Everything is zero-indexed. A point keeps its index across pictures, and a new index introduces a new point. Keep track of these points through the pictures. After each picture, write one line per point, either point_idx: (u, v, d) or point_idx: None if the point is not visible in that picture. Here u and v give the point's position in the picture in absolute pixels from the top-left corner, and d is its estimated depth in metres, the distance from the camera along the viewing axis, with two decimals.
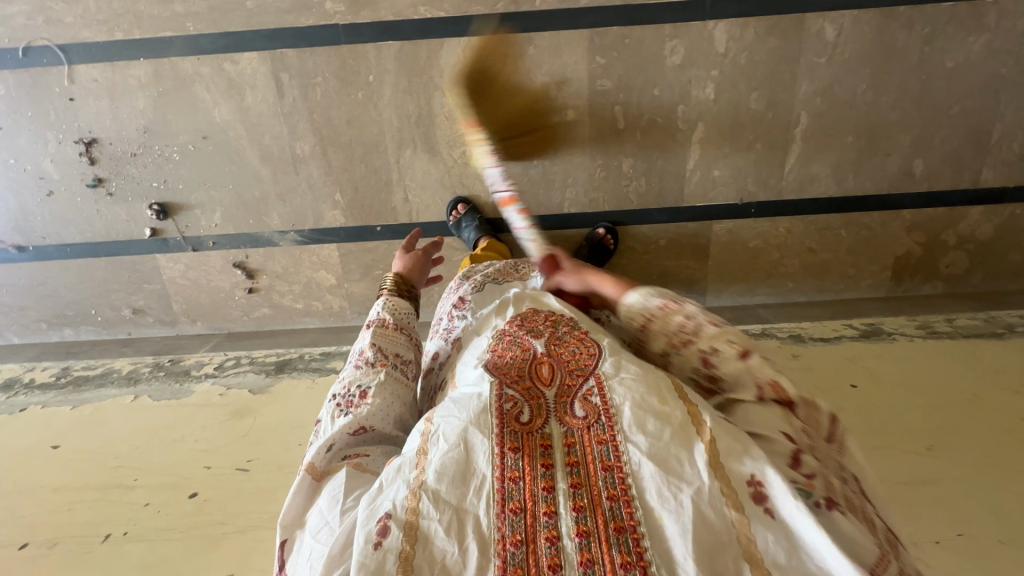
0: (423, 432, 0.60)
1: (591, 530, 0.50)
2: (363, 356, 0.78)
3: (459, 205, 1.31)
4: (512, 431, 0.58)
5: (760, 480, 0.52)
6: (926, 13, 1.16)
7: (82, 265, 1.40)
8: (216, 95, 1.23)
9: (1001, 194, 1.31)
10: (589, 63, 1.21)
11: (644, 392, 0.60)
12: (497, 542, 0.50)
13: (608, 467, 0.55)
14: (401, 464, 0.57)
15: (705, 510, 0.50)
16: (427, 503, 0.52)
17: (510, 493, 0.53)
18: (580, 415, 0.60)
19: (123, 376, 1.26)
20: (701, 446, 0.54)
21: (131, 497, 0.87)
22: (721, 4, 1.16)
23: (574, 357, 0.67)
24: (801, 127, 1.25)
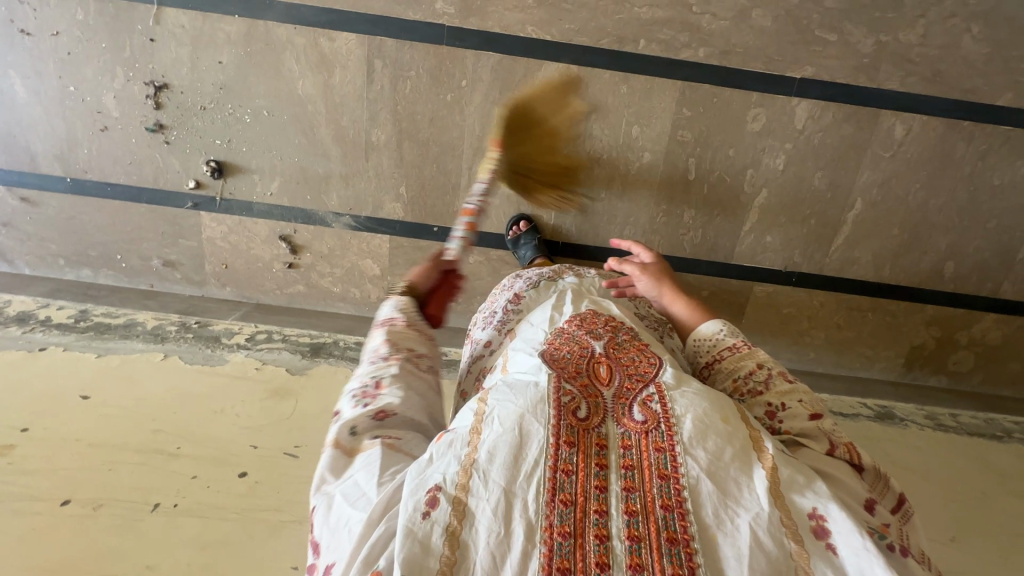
0: (477, 412, 0.51)
1: (642, 535, 0.43)
2: (375, 352, 0.64)
3: (521, 222, 1.33)
4: (568, 424, 0.50)
5: (821, 513, 0.45)
6: (987, 131, 1.25)
7: (119, 208, 1.34)
8: (303, 67, 1.21)
9: (1015, 306, 1.42)
10: (675, 113, 1.24)
11: (708, 407, 0.51)
12: (545, 530, 0.43)
13: (665, 476, 0.46)
14: (454, 439, 0.48)
15: (763, 540, 0.43)
16: (478, 482, 0.45)
17: (561, 483, 0.45)
18: (639, 419, 0.52)
19: (148, 332, 1.21)
20: (760, 472, 0.46)
21: (178, 467, 0.86)
22: (809, 84, 1.22)
23: (635, 364, 0.60)
24: (854, 211, 1.33)
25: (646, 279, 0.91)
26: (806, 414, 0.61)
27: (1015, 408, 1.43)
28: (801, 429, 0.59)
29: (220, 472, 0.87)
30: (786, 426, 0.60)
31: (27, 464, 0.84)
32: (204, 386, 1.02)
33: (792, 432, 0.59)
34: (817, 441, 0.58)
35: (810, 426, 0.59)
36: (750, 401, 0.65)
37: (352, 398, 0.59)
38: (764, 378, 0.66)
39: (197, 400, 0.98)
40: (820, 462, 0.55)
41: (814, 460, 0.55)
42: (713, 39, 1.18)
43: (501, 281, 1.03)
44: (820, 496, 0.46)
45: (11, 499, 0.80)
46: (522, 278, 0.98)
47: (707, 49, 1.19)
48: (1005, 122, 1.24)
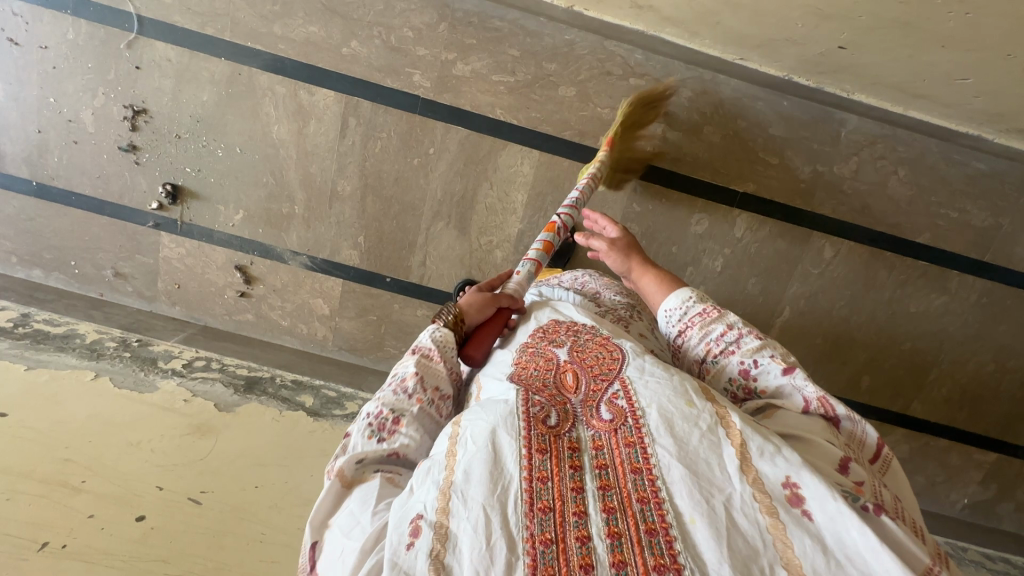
0: (451, 435, 0.57)
1: (621, 530, 0.48)
2: (403, 382, 0.68)
3: (467, 287, 1.36)
4: (539, 433, 0.56)
5: (794, 480, 0.50)
6: (906, 263, 1.36)
7: (81, 217, 1.36)
8: (281, 114, 1.27)
9: (922, 423, 1.51)
10: (626, 206, 1.32)
11: (670, 395, 0.58)
12: (527, 541, 0.47)
13: (636, 469, 0.53)
14: (431, 466, 0.54)
15: (737, 518, 0.48)
16: (457, 504, 0.49)
17: (538, 492, 0.50)
18: (606, 418, 0.59)
19: (85, 346, 1.23)
20: (731, 451, 0.53)
21: (76, 503, 0.87)
22: (750, 199, 1.31)
23: (599, 364, 0.66)
24: (782, 317, 1.41)
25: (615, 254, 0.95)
26: (778, 368, 0.69)
27: None
28: (774, 387, 0.70)
29: (118, 513, 0.88)
30: (761, 384, 0.71)
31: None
32: (125, 416, 1.04)
33: (767, 393, 0.70)
34: (791, 402, 0.67)
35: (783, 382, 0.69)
36: (722, 362, 0.75)
37: (367, 429, 0.64)
38: (733, 339, 0.74)
39: (114, 430, 1.00)
40: (794, 431, 0.63)
41: (789, 429, 0.63)
42: (666, 146, 1.28)
43: None
44: (790, 464, 0.51)
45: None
46: (493, 304, 0.99)
47: (659, 154, 1.28)
48: (923, 257, 1.35)
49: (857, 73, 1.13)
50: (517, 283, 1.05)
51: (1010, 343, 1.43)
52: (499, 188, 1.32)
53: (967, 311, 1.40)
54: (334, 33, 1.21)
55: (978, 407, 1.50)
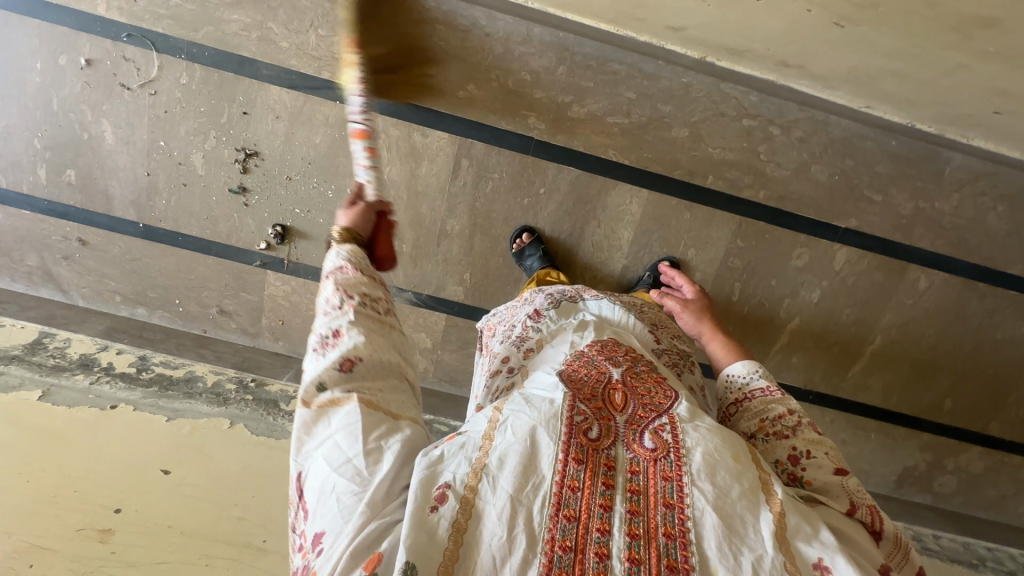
0: (490, 418, 0.55)
1: (642, 558, 0.47)
2: (330, 300, 0.62)
3: (524, 234, 1.31)
4: (579, 442, 0.54)
5: (827, 564, 0.49)
6: (996, 293, 1.40)
7: (187, 257, 1.37)
8: (393, 155, 1.28)
9: (998, 441, 1.57)
10: (729, 242, 1.35)
11: (718, 444, 0.55)
12: (547, 541, 0.46)
13: (669, 504, 0.50)
14: (466, 441, 0.52)
15: None
16: (487, 488, 0.49)
17: (567, 500, 0.49)
18: (648, 446, 0.56)
19: (208, 390, 1.24)
20: (769, 516, 0.50)
21: (263, 563, 0.92)
22: (851, 233, 1.34)
23: (651, 395, 0.64)
24: (872, 345, 1.46)
25: (688, 314, 0.99)
26: (831, 467, 0.65)
27: (987, 532, 1.58)
28: (823, 482, 0.64)
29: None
30: (808, 475, 0.64)
31: (128, 553, 0.89)
32: (277, 464, 1.07)
33: (813, 483, 0.64)
34: (837, 500, 0.62)
35: (833, 480, 0.64)
36: (774, 443, 0.70)
37: (314, 354, 0.59)
38: (792, 424, 0.71)
39: (275, 480, 1.03)
40: (836, 521, 0.59)
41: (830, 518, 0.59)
42: (773, 184, 1.30)
43: (520, 297, 1.09)
44: (825, 548, 0.50)
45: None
46: (544, 297, 1.02)
47: (766, 192, 1.31)
48: (1014, 287, 1.40)
49: (992, 126, 1.17)
50: (575, 288, 1.06)
51: None
52: (606, 226, 1.34)
53: None
54: (452, 77, 1.21)
55: None
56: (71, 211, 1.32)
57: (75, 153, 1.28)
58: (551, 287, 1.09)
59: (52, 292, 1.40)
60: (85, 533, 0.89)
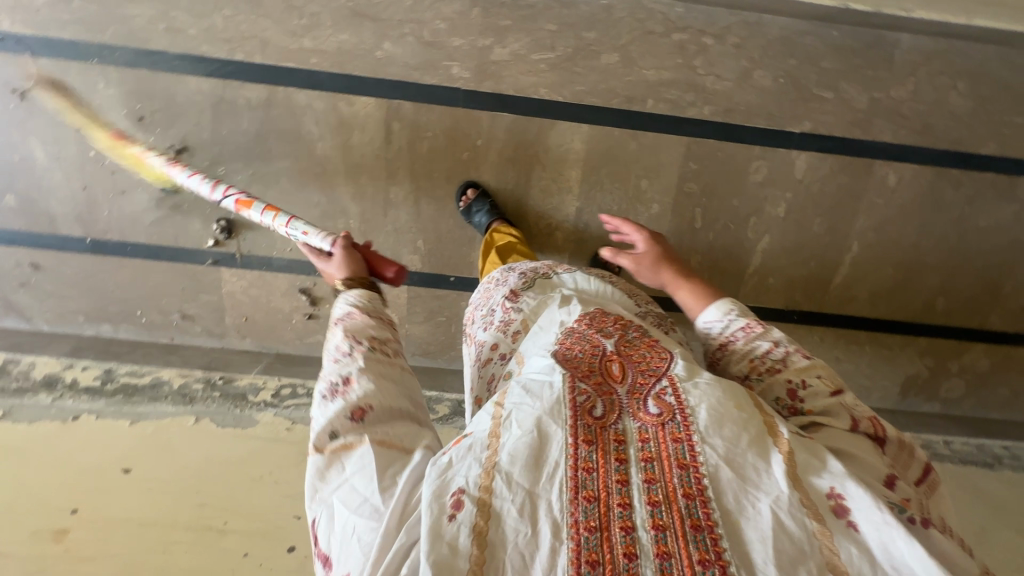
0: (495, 416, 0.60)
1: (666, 523, 0.51)
2: (341, 348, 0.69)
3: (469, 190, 1.28)
4: (585, 421, 0.58)
5: (840, 492, 0.54)
6: (972, 178, 1.33)
7: (140, 266, 1.36)
8: (323, 129, 1.25)
9: (1002, 336, 1.50)
10: (682, 166, 1.30)
11: (722, 396, 0.59)
12: (571, 526, 0.51)
13: (683, 465, 0.55)
14: (472, 443, 0.58)
15: (785, 519, 0.51)
16: (501, 484, 0.54)
17: (583, 482, 0.54)
18: (653, 412, 0.60)
19: (176, 392, 1.23)
20: (780, 457, 0.55)
21: (226, 543, 0.95)
22: (808, 138, 1.28)
23: (646, 360, 0.66)
24: (851, 253, 1.40)
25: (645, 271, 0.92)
26: (828, 389, 0.65)
27: (1003, 432, 1.51)
28: (823, 407, 0.64)
29: (271, 548, 0.95)
30: (808, 405, 0.64)
31: (82, 548, 0.92)
32: (244, 451, 1.07)
33: (814, 411, 0.64)
34: (839, 419, 0.63)
35: (832, 402, 0.64)
36: (769, 379, 0.68)
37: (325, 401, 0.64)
38: (782, 356, 0.69)
39: (241, 468, 1.04)
40: (842, 442, 0.60)
41: (834, 441, 0.60)
42: (717, 98, 1.25)
43: (493, 276, 1.04)
44: (835, 475, 0.55)
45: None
46: (516, 272, 0.98)
47: (711, 107, 1.25)
48: (990, 168, 1.32)
49: None
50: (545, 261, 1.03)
51: None
52: (552, 169, 1.30)
53: None
54: (366, 38, 1.18)
55: None
56: (18, 236, 1.32)
57: (11, 177, 1.27)
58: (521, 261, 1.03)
59: (16, 321, 1.40)
60: (41, 534, 0.93)
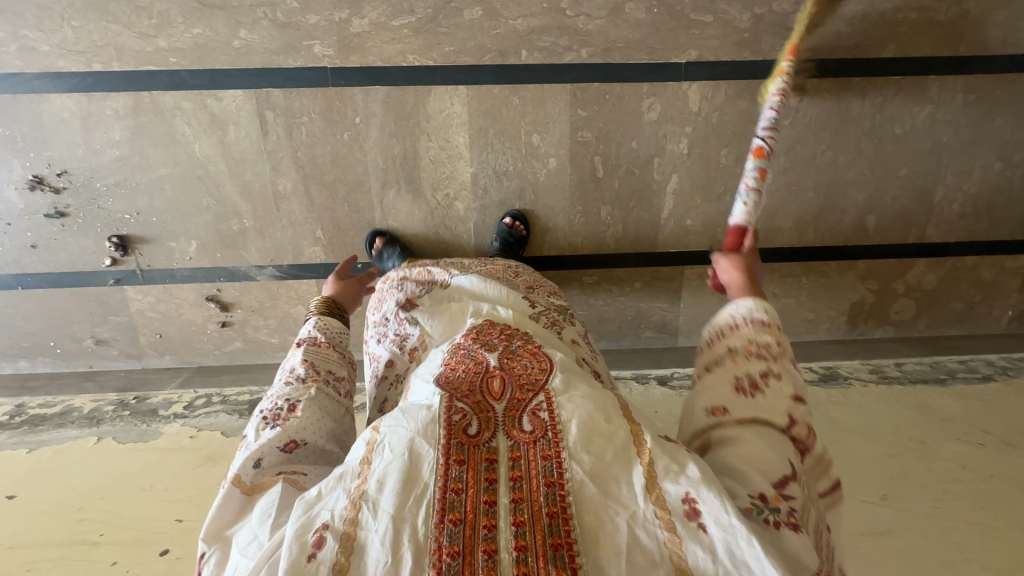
0: (370, 441, 0.56)
1: (529, 543, 0.47)
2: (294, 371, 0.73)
3: (378, 239, 1.31)
4: (458, 442, 0.55)
5: (693, 496, 0.49)
6: (877, 84, 1.27)
7: (43, 295, 1.34)
8: (197, 130, 1.22)
9: (943, 247, 1.42)
10: (571, 115, 1.25)
11: (591, 409, 0.58)
12: (433, 552, 0.46)
13: (551, 483, 0.52)
14: (342, 473, 0.53)
15: (639, 534, 0.48)
16: (367, 514, 0.49)
17: (450, 503, 0.50)
18: (527, 429, 0.57)
19: (84, 416, 1.20)
20: (638, 469, 0.52)
21: (98, 554, 0.92)
22: (695, 67, 1.23)
23: (527, 373, 0.66)
24: (766, 182, 1.34)
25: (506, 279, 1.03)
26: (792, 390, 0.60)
27: (960, 347, 1.44)
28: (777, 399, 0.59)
29: (141, 556, 0.92)
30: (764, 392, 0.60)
31: None
32: (131, 465, 1.05)
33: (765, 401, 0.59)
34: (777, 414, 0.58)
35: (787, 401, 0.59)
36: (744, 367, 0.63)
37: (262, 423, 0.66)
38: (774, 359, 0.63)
39: (128, 481, 1.02)
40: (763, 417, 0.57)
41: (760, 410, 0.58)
42: (592, 39, 1.20)
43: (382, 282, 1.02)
44: (693, 480, 0.50)
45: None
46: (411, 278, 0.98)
47: (588, 49, 1.21)
48: (894, 71, 1.26)
49: None
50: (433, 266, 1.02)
51: (1013, 136, 1.33)
52: (438, 137, 1.26)
53: (957, 116, 1.31)
54: (220, 29, 1.15)
55: (999, 214, 1.40)
56: None
57: None
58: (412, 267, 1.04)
59: None
60: None
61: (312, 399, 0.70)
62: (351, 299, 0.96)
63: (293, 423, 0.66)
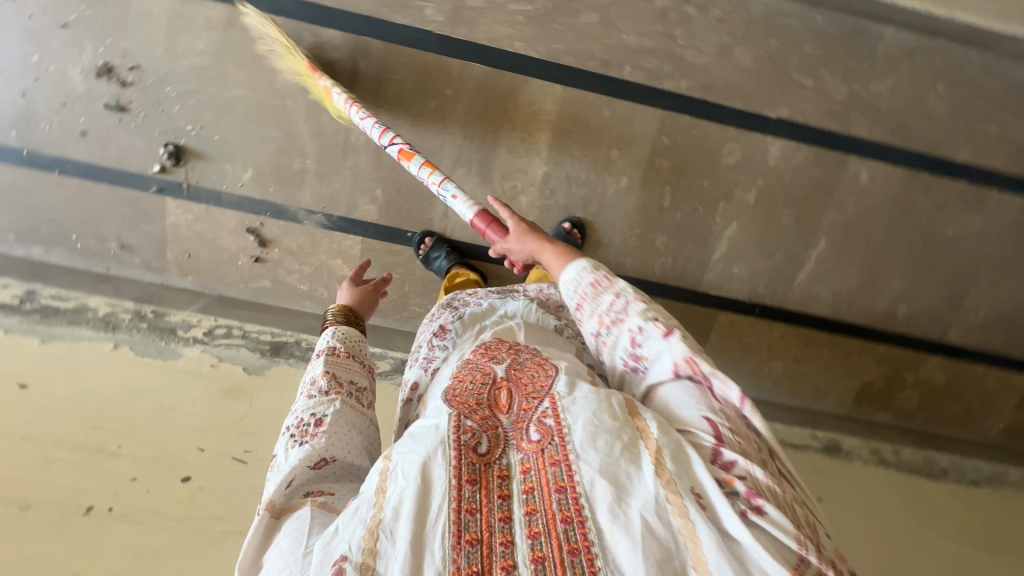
0: (382, 470, 0.65)
1: (545, 554, 0.57)
2: (316, 385, 0.79)
3: (427, 239, 1.33)
4: (469, 461, 0.65)
5: (699, 489, 0.60)
6: (943, 184, 1.32)
7: (78, 186, 1.28)
8: (285, 60, 1.19)
9: (959, 351, 1.49)
10: (654, 140, 1.27)
11: (596, 411, 0.66)
12: (454, 573, 0.56)
13: (561, 488, 0.61)
14: (359, 504, 0.62)
15: (651, 522, 0.56)
16: (383, 543, 0.58)
17: (466, 525, 0.59)
18: (534, 440, 0.67)
19: (99, 319, 1.16)
20: (646, 458, 0.61)
21: (116, 468, 0.99)
22: (783, 124, 1.26)
23: (532, 381, 0.73)
24: (817, 250, 1.38)
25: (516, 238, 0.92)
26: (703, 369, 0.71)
27: (952, 447, 1.50)
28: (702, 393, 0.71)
29: (163, 478, 0.99)
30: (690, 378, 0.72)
31: None
32: (148, 382, 1.09)
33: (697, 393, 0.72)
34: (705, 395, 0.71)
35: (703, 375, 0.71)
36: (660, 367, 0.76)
37: (290, 439, 0.74)
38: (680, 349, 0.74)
39: (147, 398, 1.06)
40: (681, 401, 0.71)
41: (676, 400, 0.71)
42: (695, 72, 1.21)
43: (429, 314, 1.08)
44: (694, 466, 0.61)
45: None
46: (449, 309, 1.04)
47: (689, 81, 1.22)
48: (962, 176, 1.31)
49: None
50: (473, 292, 1.10)
51: None
52: (521, 129, 1.26)
53: (1004, 232, 1.37)
54: None
55: (1015, 331, 1.47)
56: None
57: None
58: (460, 294, 1.09)
59: None
60: None
61: (337, 412, 0.76)
62: (365, 305, 1.01)
63: (319, 439, 0.73)
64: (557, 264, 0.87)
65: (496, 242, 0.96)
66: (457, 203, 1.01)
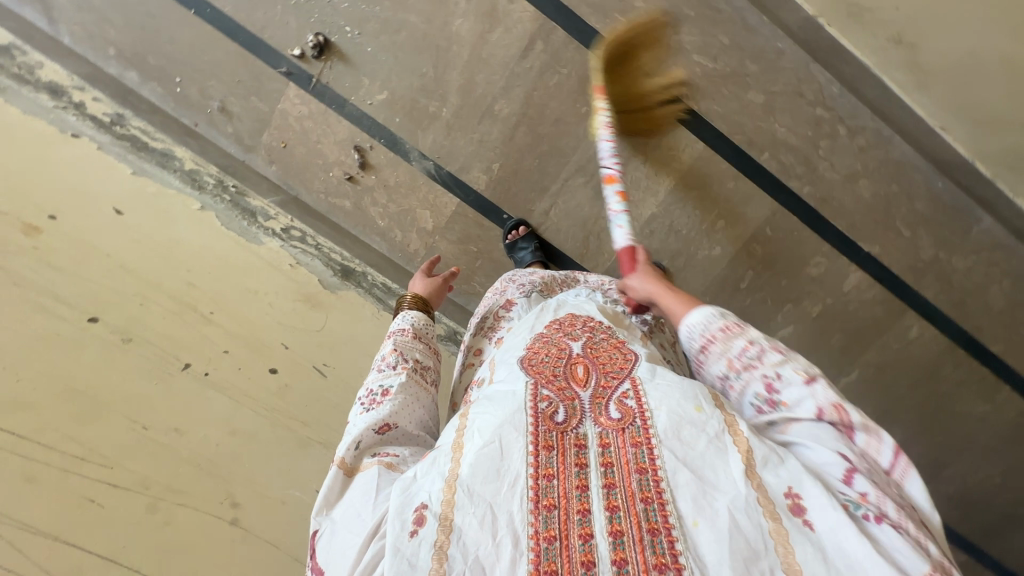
0: (457, 426, 0.59)
1: (624, 529, 0.49)
2: (386, 359, 0.75)
3: (520, 227, 1.32)
4: (546, 429, 0.56)
5: (796, 490, 0.49)
6: (970, 365, 1.45)
7: (207, 33, 1.20)
8: (470, 10, 1.20)
9: None
10: (759, 226, 1.33)
11: (678, 395, 0.56)
12: (531, 536, 0.49)
13: (641, 468, 0.52)
14: (436, 456, 0.57)
15: (740, 521, 0.47)
16: (461, 495, 0.52)
17: (544, 490, 0.52)
18: (614, 417, 0.57)
19: (186, 174, 1.20)
20: (734, 454, 0.51)
21: (209, 333, 1.01)
22: (870, 259, 1.35)
23: (611, 360, 0.63)
24: (847, 377, 1.47)
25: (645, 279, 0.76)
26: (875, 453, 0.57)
27: None
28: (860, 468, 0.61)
29: (253, 362, 1.01)
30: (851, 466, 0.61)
31: (55, 259, 0.95)
32: (232, 255, 1.11)
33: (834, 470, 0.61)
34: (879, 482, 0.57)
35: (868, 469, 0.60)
36: None
37: (362, 406, 0.69)
38: None
39: (238, 273, 1.09)
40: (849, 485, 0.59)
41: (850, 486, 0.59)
42: (820, 183, 1.29)
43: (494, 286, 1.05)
44: (790, 467, 0.50)
45: (37, 307, 0.90)
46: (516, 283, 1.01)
47: (812, 189, 1.30)
48: (987, 365, 1.45)
49: None
50: (540, 274, 1.04)
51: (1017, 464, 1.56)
52: (650, 166, 1.29)
53: (997, 425, 1.52)
54: None
55: (972, 513, 1.61)
56: None
57: None
58: (519, 272, 1.05)
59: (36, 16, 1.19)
60: (15, 223, 0.94)
61: (404, 383, 0.71)
62: (435, 294, 0.94)
63: (385, 407, 0.67)
64: (678, 309, 0.67)
65: (622, 276, 0.81)
66: (618, 231, 0.97)
